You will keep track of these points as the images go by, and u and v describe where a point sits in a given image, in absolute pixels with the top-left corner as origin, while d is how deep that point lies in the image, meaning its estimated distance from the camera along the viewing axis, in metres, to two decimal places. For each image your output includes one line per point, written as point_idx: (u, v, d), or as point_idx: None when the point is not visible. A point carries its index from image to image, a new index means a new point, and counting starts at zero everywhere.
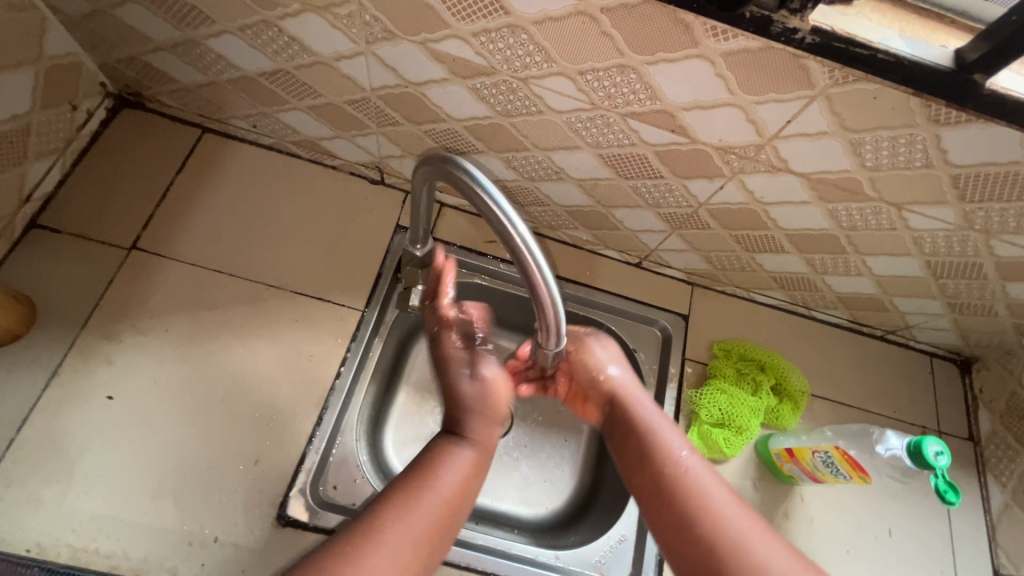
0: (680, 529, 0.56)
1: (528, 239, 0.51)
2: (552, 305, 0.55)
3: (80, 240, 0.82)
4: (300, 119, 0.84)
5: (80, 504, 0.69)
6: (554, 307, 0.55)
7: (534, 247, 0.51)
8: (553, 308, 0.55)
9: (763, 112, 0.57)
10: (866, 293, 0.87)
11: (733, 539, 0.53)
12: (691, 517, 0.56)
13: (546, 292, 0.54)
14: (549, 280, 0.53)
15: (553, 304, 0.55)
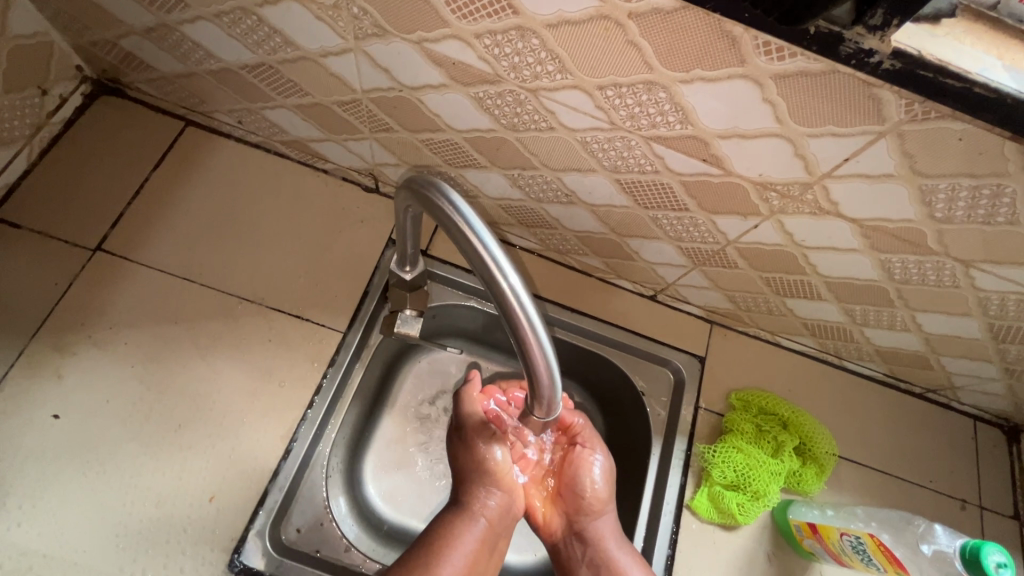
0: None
1: (518, 286, 0.42)
2: (544, 358, 0.44)
3: (40, 237, 0.75)
4: (287, 118, 0.76)
5: (12, 537, 0.62)
6: (547, 362, 0.45)
7: (523, 294, 0.42)
8: (545, 364, 0.45)
9: (817, 147, 0.47)
10: (910, 350, 0.77)
11: None
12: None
13: (536, 346, 0.43)
14: (540, 333, 0.43)
15: (546, 358, 0.45)
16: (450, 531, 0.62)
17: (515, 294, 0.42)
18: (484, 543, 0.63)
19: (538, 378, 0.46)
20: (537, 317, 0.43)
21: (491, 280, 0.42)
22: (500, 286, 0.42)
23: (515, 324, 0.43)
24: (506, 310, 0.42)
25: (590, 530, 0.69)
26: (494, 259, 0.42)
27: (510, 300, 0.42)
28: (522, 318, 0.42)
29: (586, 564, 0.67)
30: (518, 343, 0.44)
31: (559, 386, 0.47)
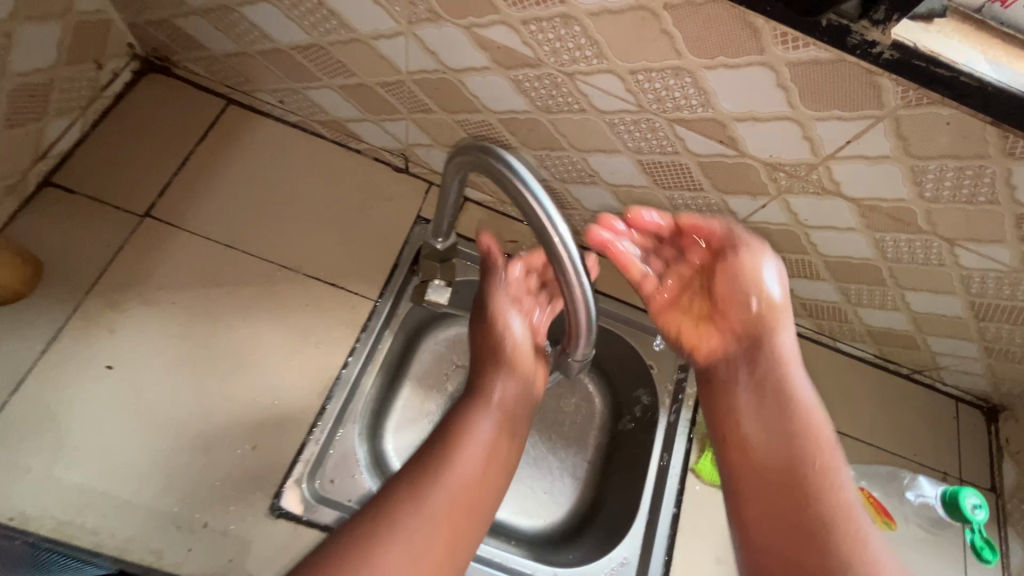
0: (789, 496, 0.55)
1: (565, 237, 0.50)
2: (585, 301, 0.54)
3: (92, 202, 0.79)
4: (329, 98, 0.82)
5: (69, 476, 0.66)
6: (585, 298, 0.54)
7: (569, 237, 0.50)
8: (583, 298, 0.54)
9: (823, 130, 0.54)
10: (899, 329, 0.84)
11: (845, 526, 0.53)
12: (812, 492, 0.55)
13: (578, 283, 0.53)
14: (582, 277, 0.52)
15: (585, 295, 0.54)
16: (463, 424, 0.67)
17: (562, 244, 0.50)
18: (504, 426, 0.69)
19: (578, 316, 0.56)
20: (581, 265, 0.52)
21: (542, 232, 0.50)
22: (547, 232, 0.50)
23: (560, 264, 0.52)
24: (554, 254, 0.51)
25: (768, 345, 0.61)
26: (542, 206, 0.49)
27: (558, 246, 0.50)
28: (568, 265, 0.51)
29: (761, 381, 0.60)
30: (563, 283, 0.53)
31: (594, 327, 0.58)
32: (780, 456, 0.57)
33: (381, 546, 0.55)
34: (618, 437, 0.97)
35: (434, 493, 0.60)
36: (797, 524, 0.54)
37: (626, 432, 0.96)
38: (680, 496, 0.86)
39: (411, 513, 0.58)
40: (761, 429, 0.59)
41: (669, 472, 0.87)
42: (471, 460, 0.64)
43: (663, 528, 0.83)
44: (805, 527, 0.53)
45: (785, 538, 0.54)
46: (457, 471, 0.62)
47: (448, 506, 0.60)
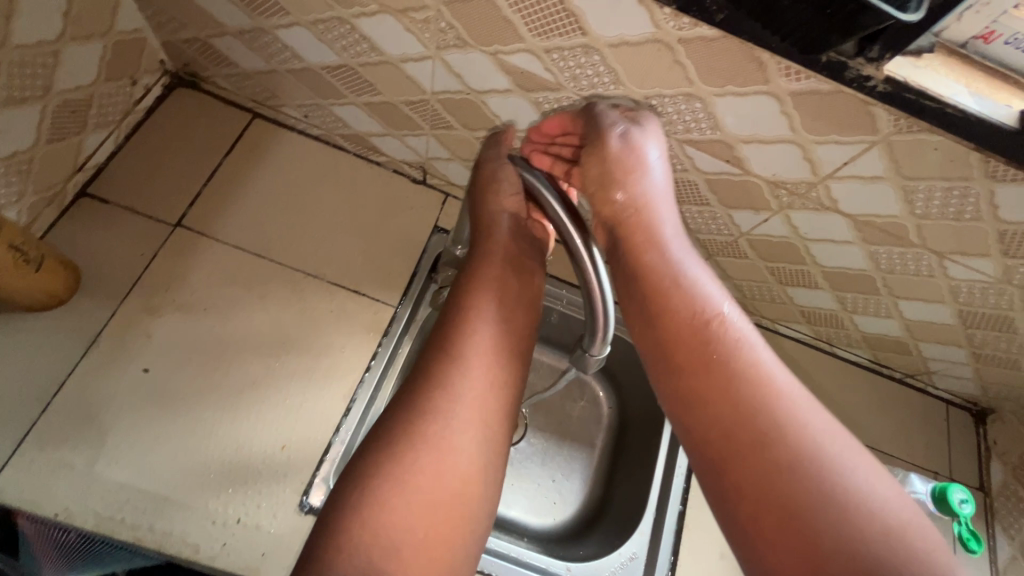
0: (710, 377, 0.49)
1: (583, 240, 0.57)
2: (602, 297, 0.57)
3: (127, 212, 0.83)
4: (354, 113, 0.86)
5: (109, 473, 0.69)
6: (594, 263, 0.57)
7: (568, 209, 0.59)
8: (599, 293, 0.57)
9: (822, 152, 0.58)
10: (893, 336, 0.88)
11: (773, 396, 0.47)
12: (735, 364, 0.49)
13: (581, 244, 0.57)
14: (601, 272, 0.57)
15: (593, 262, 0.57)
16: (469, 298, 0.59)
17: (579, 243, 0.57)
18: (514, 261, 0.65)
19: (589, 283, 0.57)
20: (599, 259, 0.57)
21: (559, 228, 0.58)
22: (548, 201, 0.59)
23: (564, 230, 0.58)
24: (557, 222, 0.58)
25: (643, 230, 0.58)
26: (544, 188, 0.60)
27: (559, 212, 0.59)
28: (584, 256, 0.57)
29: (643, 272, 0.56)
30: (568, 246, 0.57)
31: (612, 323, 0.59)
32: (684, 342, 0.51)
33: (409, 453, 0.48)
34: (625, 437, 1.01)
35: (451, 380, 0.52)
36: (718, 403, 0.48)
37: (632, 433, 1.01)
38: (685, 494, 0.90)
39: (432, 416, 0.50)
40: (665, 319, 0.53)
41: (675, 471, 0.92)
42: (477, 347, 0.55)
43: (669, 526, 0.87)
44: (738, 407, 0.47)
45: (718, 419, 0.48)
46: (472, 353, 0.55)
47: (467, 386, 0.53)
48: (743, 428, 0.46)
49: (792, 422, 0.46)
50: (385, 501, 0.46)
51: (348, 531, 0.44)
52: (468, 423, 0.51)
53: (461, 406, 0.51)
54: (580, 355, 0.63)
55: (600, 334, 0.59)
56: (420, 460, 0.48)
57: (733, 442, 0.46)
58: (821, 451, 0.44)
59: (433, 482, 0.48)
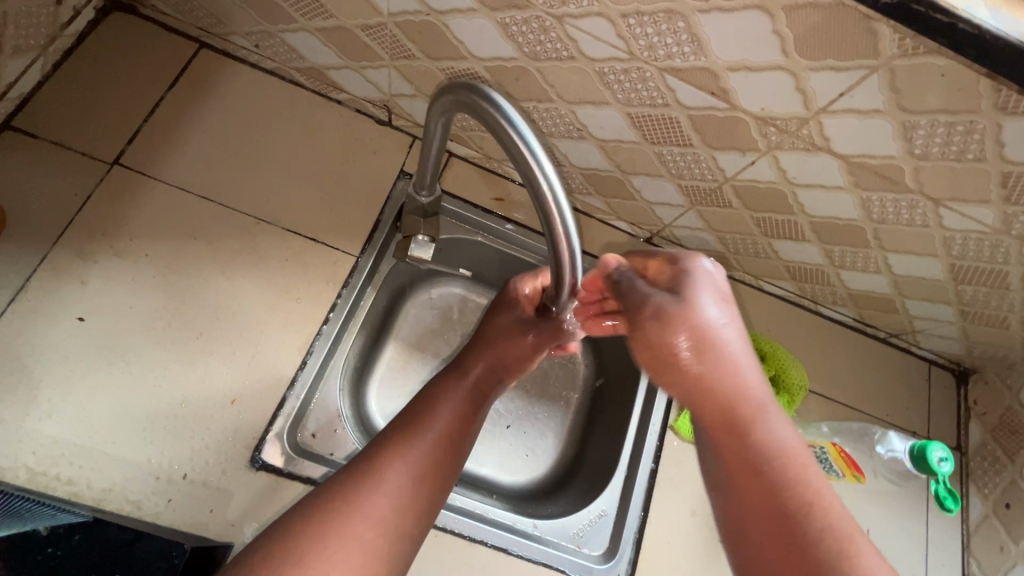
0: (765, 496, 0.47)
1: (555, 185, 0.50)
2: (570, 256, 0.55)
3: (57, 148, 0.75)
4: (308, 42, 0.78)
5: (43, 427, 0.65)
6: (565, 228, 0.52)
7: (548, 170, 0.49)
8: (569, 256, 0.55)
9: (816, 81, 0.52)
10: (879, 293, 0.85)
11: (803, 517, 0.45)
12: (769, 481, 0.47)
13: (556, 212, 0.51)
14: (572, 238, 0.53)
15: (563, 222, 0.52)
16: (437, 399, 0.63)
17: (553, 196, 0.50)
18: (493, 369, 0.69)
19: (556, 239, 0.53)
20: (573, 227, 0.53)
21: (531, 181, 0.50)
22: (529, 167, 0.49)
23: (542, 201, 0.50)
24: (534, 188, 0.50)
25: (724, 380, 0.50)
26: (528, 146, 0.49)
27: (538, 178, 0.49)
28: (561, 230, 0.52)
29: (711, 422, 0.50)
30: (542, 216, 0.51)
31: (578, 277, 0.58)
32: (737, 461, 0.48)
33: (418, 434, 0.59)
34: (600, 397, 1.00)
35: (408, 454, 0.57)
36: (763, 536, 0.46)
37: (608, 392, 0.99)
38: (659, 453, 0.88)
39: (439, 415, 0.61)
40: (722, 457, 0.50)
41: (648, 429, 0.89)
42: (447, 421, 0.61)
43: (641, 483, 0.85)
44: (776, 528, 0.45)
45: (752, 516, 0.47)
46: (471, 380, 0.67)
47: (472, 407, 0.65)
48: (773, 535, 0.45)
49: (822, 536, 0.44)
50: (391, 467, 0.56)
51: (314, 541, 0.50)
52: (461, 435, 0.62)
53: (461, 415, 0.63)
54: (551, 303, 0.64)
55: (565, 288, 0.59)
56: (429, 440, 0.59)
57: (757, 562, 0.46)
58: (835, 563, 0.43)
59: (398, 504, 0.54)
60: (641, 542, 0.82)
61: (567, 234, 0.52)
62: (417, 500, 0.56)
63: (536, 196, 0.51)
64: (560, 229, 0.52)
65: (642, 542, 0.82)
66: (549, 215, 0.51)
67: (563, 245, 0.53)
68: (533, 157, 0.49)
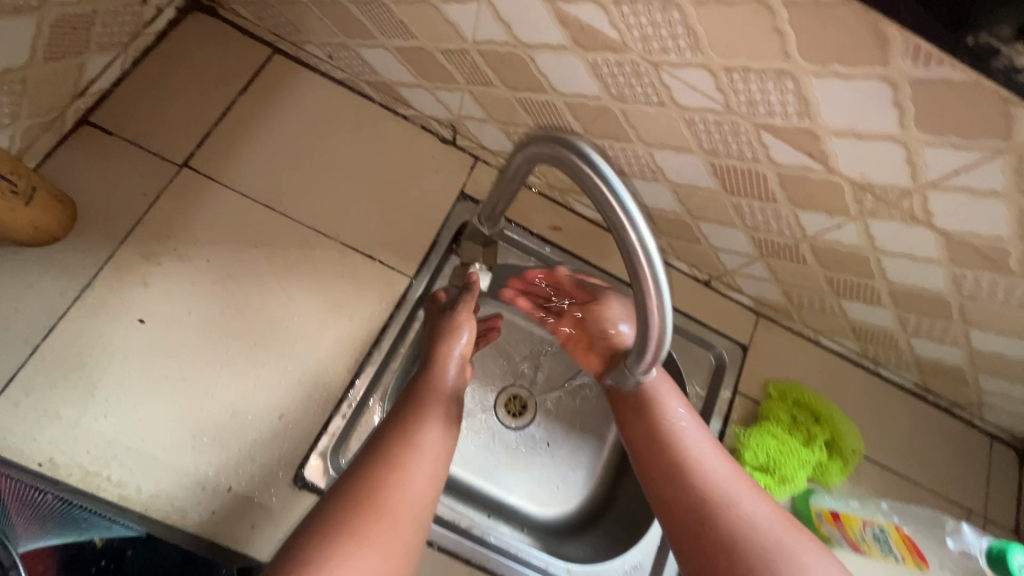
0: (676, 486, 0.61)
1: (646, 239, 0.47)
2: (660, 316, 0.50)
3: (131, 146, 0.76)
4: (383, 59, 0.77)
5: (98, 427, 0.66)
6: (657, 285, 0.48)
7: (642, 228, 0.47)
8: (659, 317, 0.50)
9: (930, 156, 0.49)
10: (951, 364, 0.80)
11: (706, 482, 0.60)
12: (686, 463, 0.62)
13: (648, 267, 0.48)
14: (664, 295, 0.48)
15: (655, 278, 0.48)
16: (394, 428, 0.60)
17: (644, 250, 0.48)
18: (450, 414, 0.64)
19: (646, 295, 0.49)
20: (665, 284, 0.49)
21: (622, 234, 0.48)
22: (621, 224, 0.48)
23: (633, 257, 0.48)
24: (625, 245, 0.48)
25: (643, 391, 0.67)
26: (622, 205, 0.48)
27: (632, 236, 0.47)
28: (652, 283, 0.48)
29: (635, 420, 0.67)
30: (631, 271, 0.48)
31: (665, 344, 0.52)
32: (658, 460, 0.64)
33: (417, 437, 0.59)
34: None
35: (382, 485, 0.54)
36: (690, 507, 0.60)
37: None
38: None
39: (424, 417, 0.62)
40: (649, 449, 0.65)
41: None
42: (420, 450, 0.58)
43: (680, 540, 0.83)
44: (688, 496, 0.60)
45: (686, 502, 0.60)
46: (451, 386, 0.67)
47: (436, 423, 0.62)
48: (689, 504, 0.60)
49: (717, 494, 0.59)
50: (403, 460, 0.57)
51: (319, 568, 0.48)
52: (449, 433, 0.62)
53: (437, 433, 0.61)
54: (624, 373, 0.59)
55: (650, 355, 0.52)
56: (408, 465, 0.57)
57: (695, 538, 0.58)
58: (731, 514, 0.58)
59: (398, 530, 0.53)
60: None
61: (659, 287, 0.48)
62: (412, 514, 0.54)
63: (623, 251, 0.48)
64: (651, 281, 0.48)
65: None
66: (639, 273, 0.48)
67: (654, 302, 0.48)
68: (627, 215, 0.47)
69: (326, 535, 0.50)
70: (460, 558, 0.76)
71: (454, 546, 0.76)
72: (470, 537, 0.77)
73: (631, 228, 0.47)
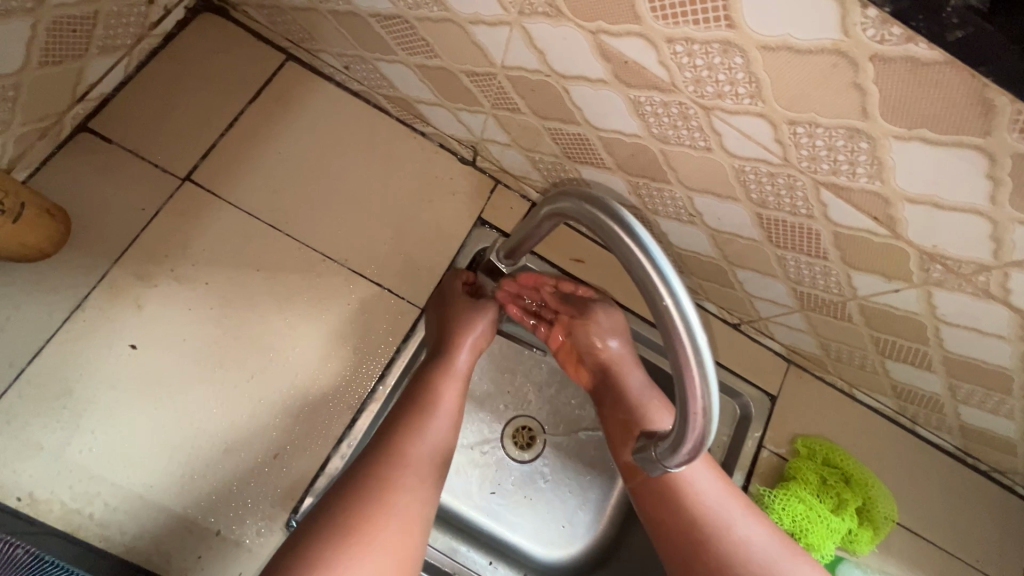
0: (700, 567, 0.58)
1: (683, 304, 0.41)
2: (705, 395, 0.42)
3: (132, 156, 0.72)
4: (402, 74, 0.72)
5: (82, 461, 0.61)
6: (703, 374, 0.41)
7: (688, 311, 0.41)
8: (704, 396, 0.42)
9: (1021, 235, 0.43)
10: (1000, 434, 0.74)
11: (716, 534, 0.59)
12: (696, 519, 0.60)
13: (686, 335, 0.41)
14: (707, 369, 0.41)
15: (696, 349, 0.41)
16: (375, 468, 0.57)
17: (681, 317, 0.41)
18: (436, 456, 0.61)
19: (687, 369, 0.41)
20: (708, 356, 0.41)
21: (653, 299, 0.41)
22: (663, 306, 0.41)
23: (675, 342, 0.41)
24: (666, 327, 0.41)
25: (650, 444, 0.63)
26: (666, 282, 0.41)
27: (674, 318, 0.41)
28: (690, 354, 0.41)
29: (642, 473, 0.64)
30: (673, 357, 0.41)
31: (712, 429, 0.43)
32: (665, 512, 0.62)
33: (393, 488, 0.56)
34: None
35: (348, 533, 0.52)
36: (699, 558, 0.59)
37: None
38: None
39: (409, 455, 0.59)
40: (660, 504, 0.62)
41: None
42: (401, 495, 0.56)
43: None
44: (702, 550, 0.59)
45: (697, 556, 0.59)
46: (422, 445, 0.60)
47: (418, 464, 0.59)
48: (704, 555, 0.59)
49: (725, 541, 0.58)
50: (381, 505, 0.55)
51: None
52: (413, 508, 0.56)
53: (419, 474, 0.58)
54: (651, 458, 0.51)
55: (693, 440, 0.44)
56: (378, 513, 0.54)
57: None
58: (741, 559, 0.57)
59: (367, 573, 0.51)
60: None
61: (700, 358, 0.41)
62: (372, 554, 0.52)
63: (655, 317, 0.42)
64: (690, 352, 0.41)
65: None
66: (682, 359, 0.41)
67: (696, 376, 0.41)
68: (671, 295, 0.41)
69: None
70: None
71: None
72: None
73: (674, 310, 0.41)
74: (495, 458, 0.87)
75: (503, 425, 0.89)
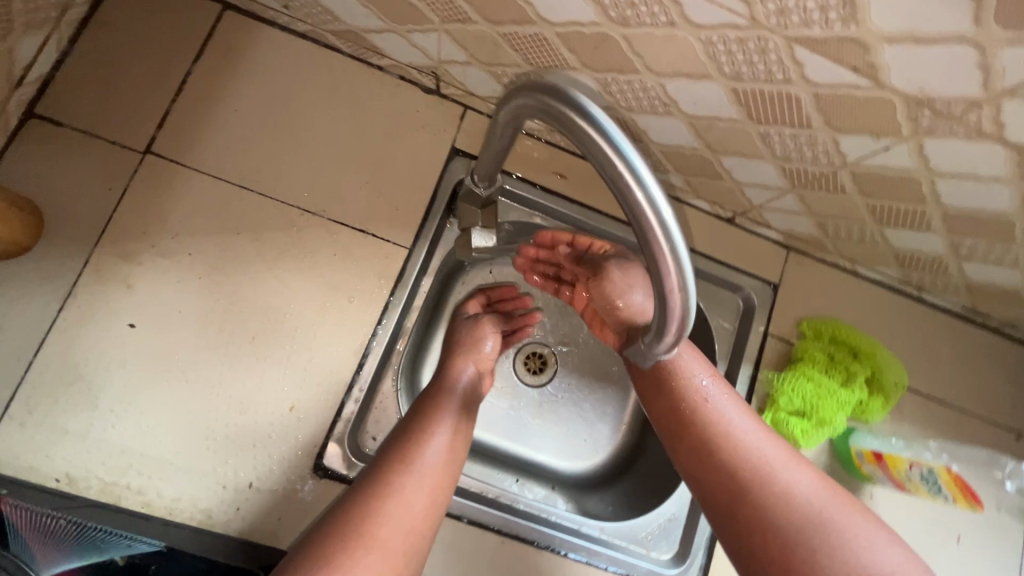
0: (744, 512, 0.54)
1: (650, 189, 0.40)
2: (679, 276, 0.41)
3: (87, 136, 0.69)
4: (345, 2, 0.68)
5: (109, 437, 0.64)
6: (675, 253, 0.41)
7: (656, 195, 0.39)
8: (680, 279, 0.41)
9: (1011, 58, 0.40)
10: (1006, 286, 0.73)
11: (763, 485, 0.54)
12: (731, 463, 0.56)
13: (654, 217, 0.40)
14: (679, 250, 0.40)
15: (666, 231, 0.40)
16: (416, 422, 0.62)
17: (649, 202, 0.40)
18: (464, 406, 0.66)
19: (658, 254, 0.41)
20: (680, 240, 0.41)
21: (621, 189, 0.40)
22: (631, 194, 0.40)
23: (642, 225, 0.40)
24: (635, 213, 0.40)
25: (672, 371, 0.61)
26: (629, 166, 0.39)
27: (643, 203, 0.40)
28: (662, 239, 0.40)
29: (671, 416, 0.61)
30: (645, 244, 0.41)
31: (691, 310, 0.44)
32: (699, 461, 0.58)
33: (428, 433, 0.61)
34: None
35: (398, 480, 0.57)
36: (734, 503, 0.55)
37: None
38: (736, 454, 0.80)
39: (444, 411, 0.64)
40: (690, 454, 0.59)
41: None
42: (443, 444, 0.61)
43: None
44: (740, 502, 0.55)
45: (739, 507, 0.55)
46: (456, 398, 0.66)
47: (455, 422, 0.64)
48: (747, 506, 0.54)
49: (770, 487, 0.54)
50: (425, 454, 0.59)
51: (341, 539, 0.52)
52: (455, 454, 0.62)
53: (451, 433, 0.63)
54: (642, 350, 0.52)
55: (673, 323, 0.44)
56: (427, 461, 0.59)
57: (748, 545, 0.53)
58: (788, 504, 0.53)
59: (419, 513, 0.56)
60: (713, 548, 0.78)
61: (671, 241, 0.40)
62: (420, 495, 0.57)
63: (624, 209, 0.41)
64: (661, 238, 0.40)
65: (713, 548, 0.78)
66: (652, 242, 0.40)
67: (669, 258, 0.40)
68: (636, 179, 0.39)
69: (347, 527, 0.53)
70: (453, 516, 0.72)
71: (472, 514, 0.73)
72: (497, 505, 0.75)
73: (641, 195, 0.40)
74: (511, 385, 0.89)
75: (512, 353, 0.90)
